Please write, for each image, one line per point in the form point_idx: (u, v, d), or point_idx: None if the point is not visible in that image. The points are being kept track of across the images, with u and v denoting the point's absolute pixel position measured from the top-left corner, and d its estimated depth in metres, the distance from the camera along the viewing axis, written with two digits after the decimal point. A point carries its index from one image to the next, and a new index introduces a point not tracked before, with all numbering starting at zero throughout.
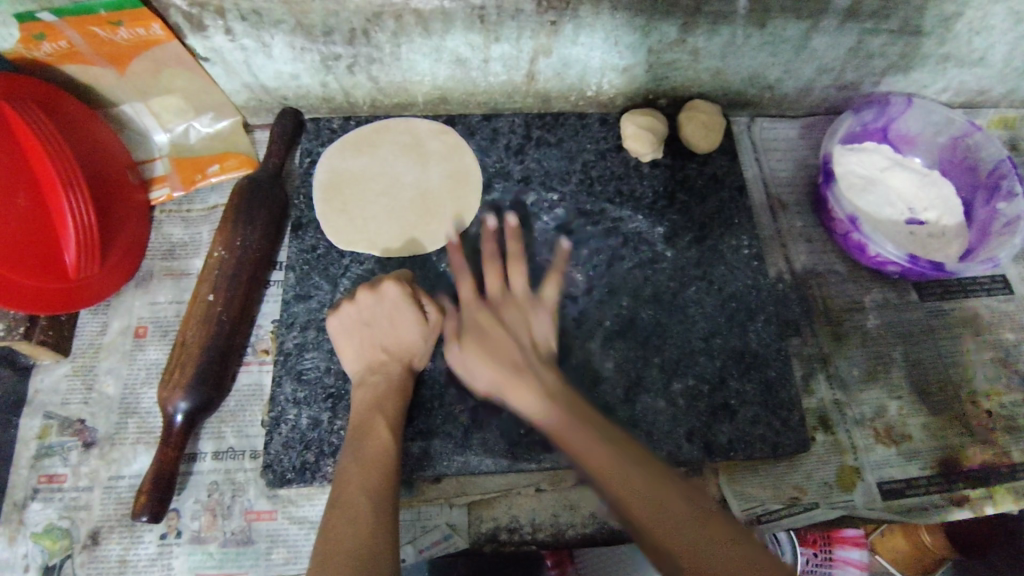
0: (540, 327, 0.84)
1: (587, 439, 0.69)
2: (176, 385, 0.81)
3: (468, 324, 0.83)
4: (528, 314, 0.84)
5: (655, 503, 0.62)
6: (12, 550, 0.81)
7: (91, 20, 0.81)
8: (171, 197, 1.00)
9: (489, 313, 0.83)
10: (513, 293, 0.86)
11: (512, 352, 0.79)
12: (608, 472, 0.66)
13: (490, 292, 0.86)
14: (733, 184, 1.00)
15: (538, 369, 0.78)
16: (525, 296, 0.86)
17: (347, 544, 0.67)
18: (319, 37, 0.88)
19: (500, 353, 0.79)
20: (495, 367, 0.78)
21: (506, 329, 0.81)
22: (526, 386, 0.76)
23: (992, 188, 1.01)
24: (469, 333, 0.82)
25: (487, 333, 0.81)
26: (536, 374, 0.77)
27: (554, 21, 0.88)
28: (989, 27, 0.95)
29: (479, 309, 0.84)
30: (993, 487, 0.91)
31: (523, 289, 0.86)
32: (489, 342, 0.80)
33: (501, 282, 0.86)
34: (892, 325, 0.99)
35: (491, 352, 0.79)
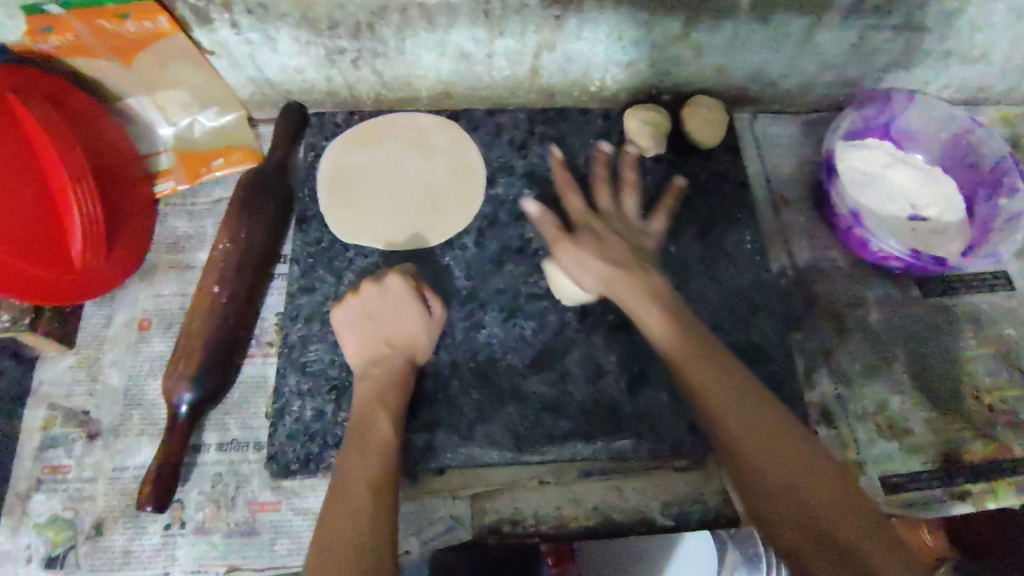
0: (648, 241, 0.89)
1: (722, 397, 0.72)
2: (181, 376, 0.81)
3: (580, 230, 0.88)
4: (636, 231, 0.89)
5: (797, 482, 0.65)
6: (16, 541, 0.81)
7: (99, 12, 0.82)
8: (176, 190, 1.00)
9: (602, 221, 0.89)
10: (623, 211, 0.91)
11: (626, 254, 0.85)
12: (745, 437, 0.68)
13: (602, 211, 0.91)
14: (735, 180, 1.00)
15: (650, 275, 0.84)
16: (634, 218, 0.91)
17: (348, 534, 0.67)
18: (324, 31, 0.88)
19: (611, 250, 0.85)
20: (604, 265, 0.84)
21: (613, 231, 0.87)
22: (650, 306, 0.81)
23: (993, 185, 1.02)
24: (584, 232, 0.87)
25: (596, 239, 0.86)
26: (646, 281, 0.83)
27: (559, 16, 0.88)
28: (990, 23, 0.96)
29: (591, 216, 0.90)
30: (995, 482, 0.91)
31: (634, 211, 0.91)
32: (599, 247, 0.85)
33: (613, 202, 0.92)
34: (894, 320, 0.99)
35: (605, 252, 0.85)
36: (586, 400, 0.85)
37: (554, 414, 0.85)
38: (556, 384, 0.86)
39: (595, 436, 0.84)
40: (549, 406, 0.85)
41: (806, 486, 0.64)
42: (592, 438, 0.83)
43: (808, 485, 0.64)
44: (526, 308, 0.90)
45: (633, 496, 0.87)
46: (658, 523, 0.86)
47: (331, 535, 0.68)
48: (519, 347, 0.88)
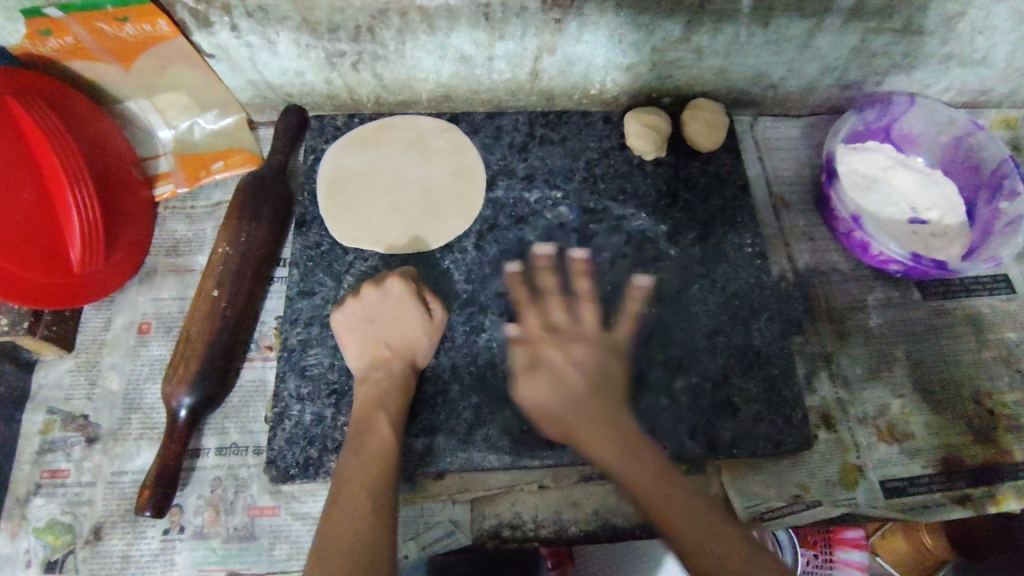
0: (615, 368, 0.77)
1: (604, 433, 0.69)
2: (180, 380, 0.81)
3: (538, 360, 0.78)
4: (602, 349, 0.78)
5: (677, 508, 0.63)
6: (15, 545, 0.81)
7: (99, 16, 0.81)
8: (175, 193, 1.00)
9: (554, 339, 0.79)
10: (583, 327, 0.80)
11: (586, 386, 0.72)
12: (630, 469, 0.66)
13: (562, 327, 0.80)
14: (736, 183, 1.00)
15: (608, 407, 0.72)
16: (595, 330, 0.80)
17: (347, 538, 0.67)
18: (324, 34, 0.88)
19: (562, 383, 0.73)
20: (570, 413, 0.71)
21: (577, 365, 0.74)
22: (548, 385, 0.74)
23: (994, 188, 1.02)
24: (540, 359, 0.78)
25: (556, 377, 0.74)
26: (602, 410, 0.71)
27: (559, 19, 0.88)
28: (992, 26, 0.96)
29: (547, 337, 0.79)
30: (996, 486, 0.91)
31: (596, 328, 0.80)
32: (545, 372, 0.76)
33: (568, 315, 0.81)
34: (894, 324, 0.99)
35: (562, 387, 0.73)
36: None
37: None
38: None
39: None
40: None
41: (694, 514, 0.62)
42: None
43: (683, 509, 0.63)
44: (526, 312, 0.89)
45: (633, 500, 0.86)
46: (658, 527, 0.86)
47: (330, 539, 0.68)
48: None
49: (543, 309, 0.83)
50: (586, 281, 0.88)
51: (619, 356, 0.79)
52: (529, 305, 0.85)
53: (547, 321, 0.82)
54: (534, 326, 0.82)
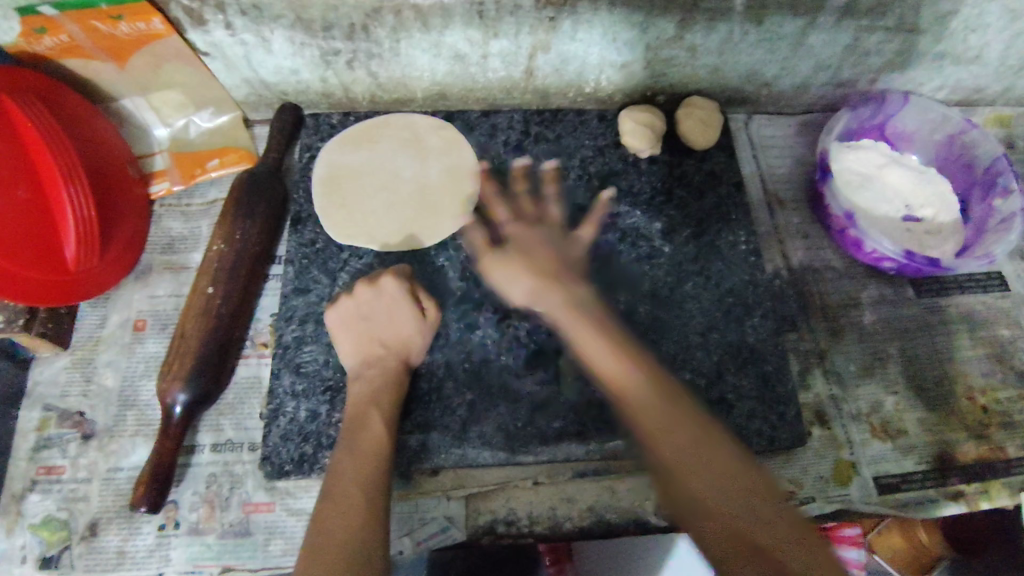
0: (574, 248, 0.88)
1: (659, 409, 0.65)
2: (175, 376, 0.81)
3: (508, 242, 0.88)
4: (562, 235, 0.89)
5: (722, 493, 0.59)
6: (10, 541, 0.81)
7: (92, 14, 0.81)
8: (171, 191, 1.00)
9: (525, 226, 0.88)
10: (548, 218, 0.91)
11: (548, 259, 0.83)
12: (678, 448, 0.62)
13: (526, 215, 0.91)
14: (730, 180, 1.00)
15: (571, 283, 0.81)
16: (558, 224, 0.91)
17: (340, 536, 0.67)
18: (318, 32, 0.88)
19: (535, 260, 0.83)
20: (529, 276, 0.82)
21: (541, 241, 0.86)
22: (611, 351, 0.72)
23: (988, 186, 1.02)
24: (507, 242, 0.88)
25: (520, 252, 0.85)
26: (567, 289, 0.80)
27: (553, 17, 0.89)
28: (985, 24, 0.96)
29: (513, 220, 0.90)
30: (989, 482, 0.91)
31: (557, 217, 0.92)
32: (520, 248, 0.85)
33: (540, 209, 0.92)
34: (888, 321, 0.99)
35: (529, 262, 0.83)
36: (580, 401, 0.85)
37: (547, 415, 0.85)
38: (550, 384, 0.86)
39: (589, 437, 0.84)
40: (542, 406, 0.85)
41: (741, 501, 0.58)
42: (586, 438, 0.84)
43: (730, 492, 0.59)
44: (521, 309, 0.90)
45: (627, 497, 0.87)
46: (652, 524, 0.85)
47: (323, 537, 0.68)
48: (513, 347, 0.88)
49: (516, 203, 0.93)
50: (553, 187, 0.96)
51: (579, 244, 0.89)
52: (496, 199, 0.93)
53: (518, 211, 0.92)
54: (503, 215, 0.91)
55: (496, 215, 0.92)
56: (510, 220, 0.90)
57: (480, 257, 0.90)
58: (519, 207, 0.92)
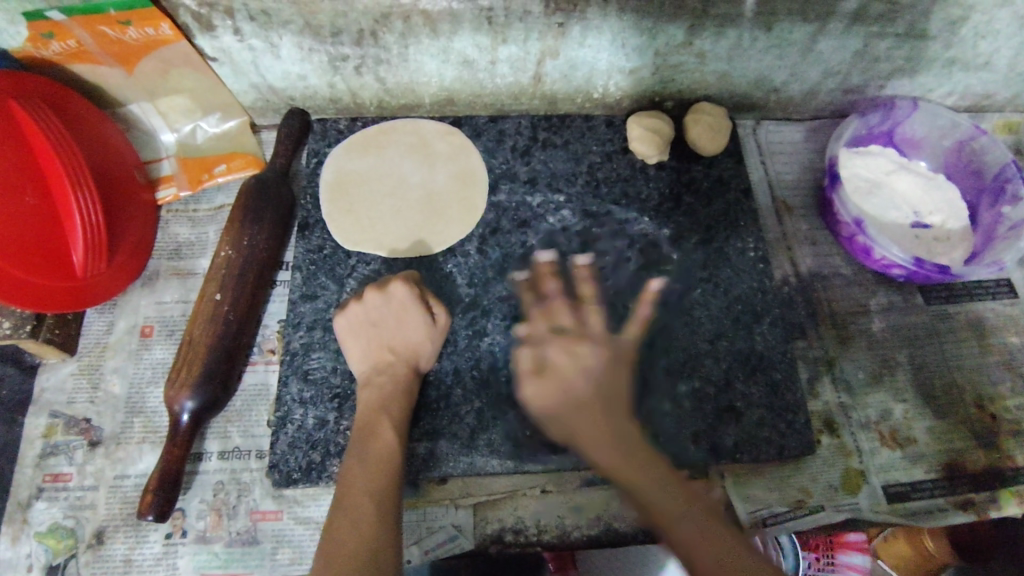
0: (620, 375, 0.72)
1: (626, 445, 0.67)
2: (182, 384, 0.81)
3: (545, 362, 0.74)
4: (605, 350, 0.74)
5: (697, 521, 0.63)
6: (16, 549, 0.81)
7: (101, 19, 0.81)
8: (178, 196, 1.00)
9: (564, 344, 0.74)
10: (590, 329, 0.77)
11: (591, 395, 0.69)
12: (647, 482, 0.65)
13: (566, 328, 0.78)
14: (738, 187, 1.00)
15: (616, 414, 0.69)
16: (606, 336, 0.77)
17: (351, 544, 0.67)
18: (327, 38, 0.88)
19: (568, 386, 0.70)
20: (570, 410, 0.69)
21: (580, 368, 0.71)
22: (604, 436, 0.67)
23: (996, 193, 1.02)
24: (541, 360, 0.74)
25: (560, 380, 0.70)
26: (603, 413, 0.68)
27: (562, 23, 0.88)
28: (995, 30, 0.96)
29: (554, 338, 0.76)
30: (999, 491, 0.90)
31: (602, 329, 0.77)
32: (556, 377, 0.71)
33: (575, 317, 0.79)
34: (897, 328, 0.99)
35: (562, 386, 0.70)
36: None
37: None
38: None
39: None
40: None
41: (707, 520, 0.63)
42: None
43: (697, 516, 0.63)
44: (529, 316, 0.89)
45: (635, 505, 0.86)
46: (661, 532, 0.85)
47: (334, 545, 0.68)
48: None
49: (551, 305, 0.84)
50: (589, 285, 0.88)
51: (623, 363, 0.74)
52: (542, 315, 0.82)
53: (557, 324, 0.79)
54: (540, 329, 0.80)
55: (535, 326, 0.82)
56: (550, 332, 0.78)
57: (521, 381, 0.75)
58: (566, 318, 0.79)
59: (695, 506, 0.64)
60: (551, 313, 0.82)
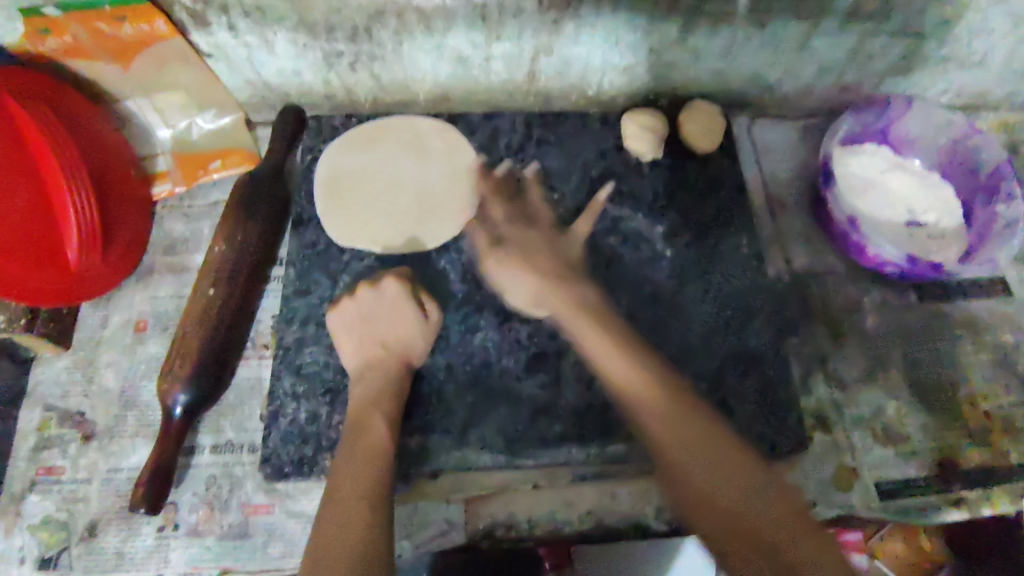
0: (573, 249, 0.92)
1: (687, 428, 0.72)
2: (175, 377, 0.81)
3: (506, 242, 0.91)
4: (564, 239, 0.92)
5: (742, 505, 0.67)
6: (8, 542, 0.81)
7: (96, 15, 0.82)
8: (173, 192, 1.00)
9: (519, 228, 0.91)
10: (541, 219, 0.94)
11: (554, 269, 0.87)
12: (682, 454, 0.72)
13: (520, 219, 0.93)
14: (732, 184, 1.00)
15: (587, 294, 0.85)
16: (553, 222, 0.94)
17: (345, 536, 0.68)
18: (322, 35, 0.88)
19: (536, 265, 0.88)
20: (539, 284, 0.86)
21: (544, 246, 0.90)
22: (620, 353, 0.80)
23: (992, 190, 1.01)
24: (507, 244, 0.90)
25: (524, 258, 0.88)
26: (593, 312, 0.84)
27: (556, 20, 0.89)
28: (989, 29, 0.96)
29: (516, 224, 0.92)
30: (992, 489, 0.90)
31: (552, 218, 0.94)
32: (524, 249, 0.89)
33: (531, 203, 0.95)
34: (891, 325, 0.99)
35: (535, 269, 0.87)
36: (581, 404, 0.85)
37: (548, 418, 0.85)
38: (550, 388, 0.86)
39: (590, 440, 0.84)
40: (543, 409, 0.85)
41: (776, 512, 0.66)
42: (586, 442, 0.83)
43: (764, 507, 0.67)
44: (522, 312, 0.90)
45: (627, 501, 0.86)
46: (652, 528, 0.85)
47: (329, 537, 0.68)
48: (514, 351, 0.88)
49: (510, 208, 0.94)
50: (538, 192, 0.97)
51: (575, 242, 0.93)
52: (495, 199, 0.95)
53: (518, 215, 0.94)
54: (500, 215, 0.94)
55: (494, 214, 0.94)
56: (505, 220, 0.93)
57: (480, 258, 0.92)
58: (519, 210, 0.94)
59: (738, 466, 0.70)
60: (506, 203, 0.96)
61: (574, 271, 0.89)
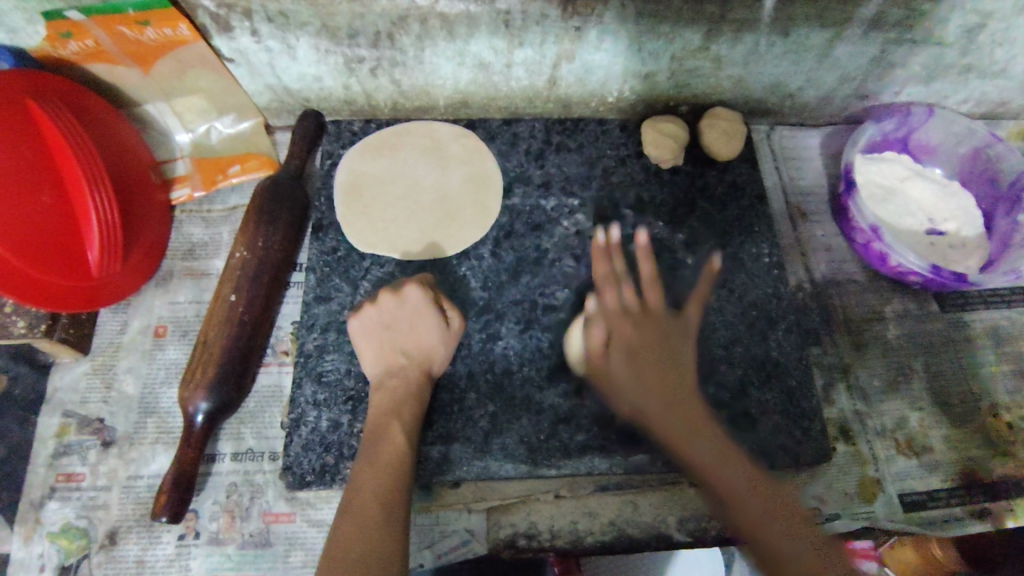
0: (687, 353, 0.78)
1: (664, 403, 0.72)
2: (197, 384, 0.80)
3: (614, 341, 0.79)
4: (673, 335, 0.79)
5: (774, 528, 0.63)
6: (28, 549, 0.81)
7: (119, 19, 0.81)
8: (192, 197, 0.99)
9: (631, 322, 0.79)
10: (651, 307, 0.81)
11: (659, 382, 0.74)
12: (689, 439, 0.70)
13: (630, 307, 0.81)
14: (753, 192, 1.00)
15: (695, 404, 0.73)
16: (666, 315, 0.81)
17: (358, 550, 0.67)
18: (344, 40, 0.88)
19: (646, 371, 0.75)
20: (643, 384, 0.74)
21: (654, 347, 0.77)
22: (646, 368, 0.75)
23: (1013, 201, 1.01)
24: (616, 341, 0.78)
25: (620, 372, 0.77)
26: (688, 405, 0.73)
27: (579, 27, 0.88)
28: (1012, 38, 0.95)
29: (619, 317, 0.80)
30: (1016, 501, 0.89)
31: (660, 306, 0.81)
32: (638, 355, 0.76)
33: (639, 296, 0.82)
34: (912, 335, 0.98)
35: (641, 374, 0.75)
36: (603, 413, 0.85)
37: (571, 428, 0.84)
38: (572, 397, 0.85)
39: (613, 450, 0.83)
40: (565, 419, 0.84)
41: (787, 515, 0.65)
42: (609, 452, 0.83)
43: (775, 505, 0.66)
44: (543, 320, 0.89)
45: (648, 512, 0.85)
46: (675, 539, 0.84)
47: (341, 550, 0.67)
48: (536, 358, 0.87)
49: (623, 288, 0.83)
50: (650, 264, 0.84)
51: (688, 339, 0.80)
52: (611, 283, 0.84)
53: (626, 301, 0.81)
54: (609, 301, 0.82)
55: (603, 296, 0.83)
56: (617, 308, 0.81)
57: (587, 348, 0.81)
58: (629, 292, 0.82)
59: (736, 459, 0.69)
60: (619, 285, 0.84)
61: (689, 377, 0.75)
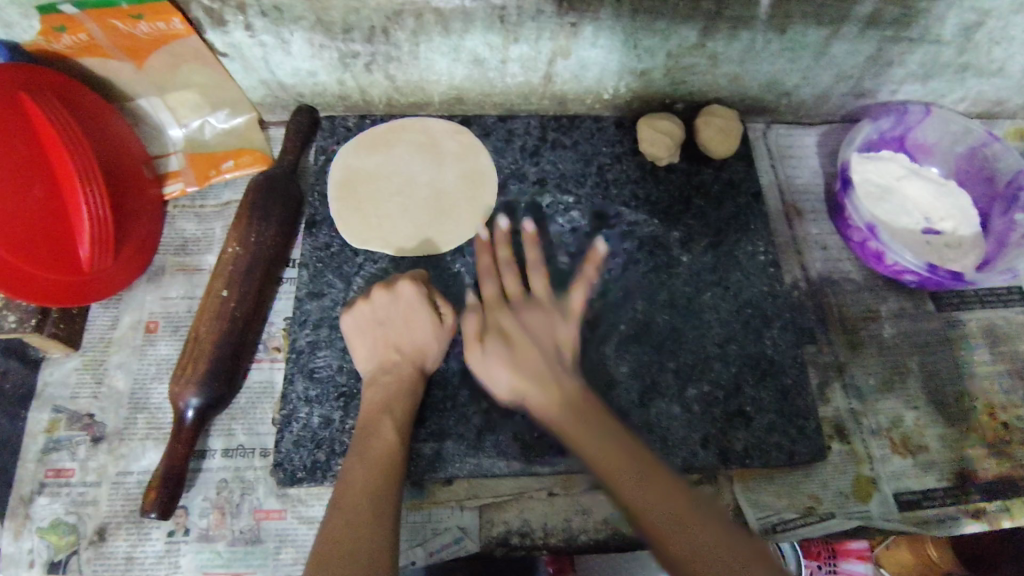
0: (564, 331, 0.83)
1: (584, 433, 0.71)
2: (187, 380, 0.79)
3: (490, 327, 0.82)
4: (551, 315, 0.84)
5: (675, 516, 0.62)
6: (17, 545, 0.80)
7: (112, 13, 0.81)
8: (185, 192, 0.99)
9: (509, 312, 0.83)
10: (534, 295, 0.86)
11: (538, 362, 0.78)
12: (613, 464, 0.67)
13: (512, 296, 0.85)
14: (748, 190, 0.99)
15: (567, 382, 0.77)
16: (549, 297, 0.86)
17: (347, 547, 0.66)
18: (338, 35, 0.87)
19: (522, 356, 0.78)
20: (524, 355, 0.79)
21: (533, 331, 0.81)
22: (513, 359, 0.78)
23: (1009, 200, 1.01)
24: (491, 333, 0.81)
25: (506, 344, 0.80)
26: (558, 384, 0.76)
27: (574, 23, 0.88)
28: (1009, 37, 0.95)
29: (496, 309, 0.84)
30: (1011, 501, 0.89)
31: (544, 292, 0.86)
32: (521, 348, 0.79)
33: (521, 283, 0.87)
34: (908, 334, 0.97)
35: (515, 359, 0.78)
36: None
37: None
38: None
39: None
40: None
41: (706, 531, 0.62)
42: None
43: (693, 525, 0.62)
44: None
45: None
46: None
47: (330, 548, 0.66)
48: None
49: (506, 279, 0.87)
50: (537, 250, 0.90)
51: (567, 321, 0.84)
52: (491, 273, 0.88)
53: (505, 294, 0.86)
54: (490, 292, 0.86)
55: (484, 290, 0.87)
56: (499, 297, 0.86)
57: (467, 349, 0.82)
58: (510, 279, 0.87)
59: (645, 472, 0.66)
60: (501, 275, 0.88)
61: (561, 361, 0.80)
